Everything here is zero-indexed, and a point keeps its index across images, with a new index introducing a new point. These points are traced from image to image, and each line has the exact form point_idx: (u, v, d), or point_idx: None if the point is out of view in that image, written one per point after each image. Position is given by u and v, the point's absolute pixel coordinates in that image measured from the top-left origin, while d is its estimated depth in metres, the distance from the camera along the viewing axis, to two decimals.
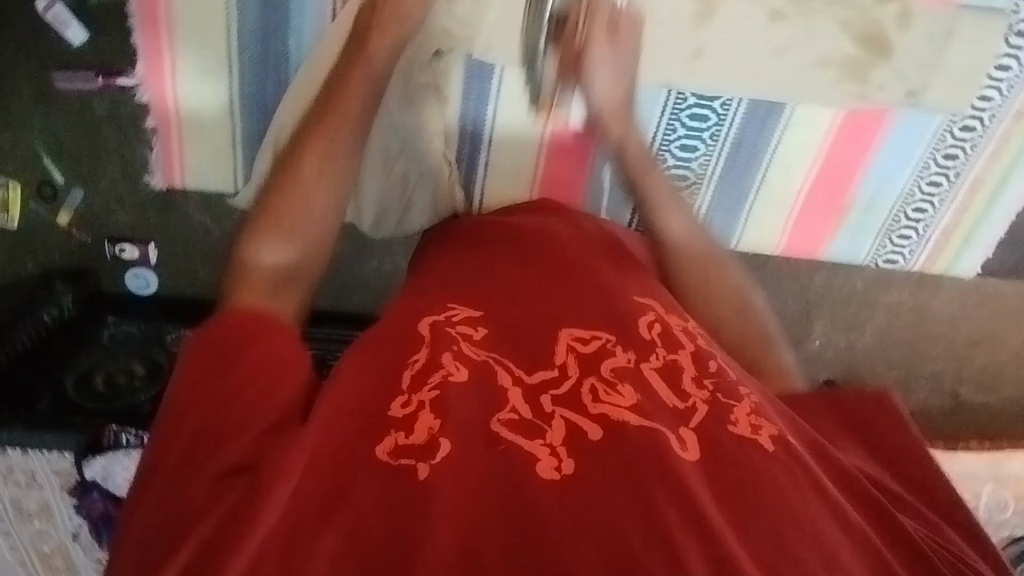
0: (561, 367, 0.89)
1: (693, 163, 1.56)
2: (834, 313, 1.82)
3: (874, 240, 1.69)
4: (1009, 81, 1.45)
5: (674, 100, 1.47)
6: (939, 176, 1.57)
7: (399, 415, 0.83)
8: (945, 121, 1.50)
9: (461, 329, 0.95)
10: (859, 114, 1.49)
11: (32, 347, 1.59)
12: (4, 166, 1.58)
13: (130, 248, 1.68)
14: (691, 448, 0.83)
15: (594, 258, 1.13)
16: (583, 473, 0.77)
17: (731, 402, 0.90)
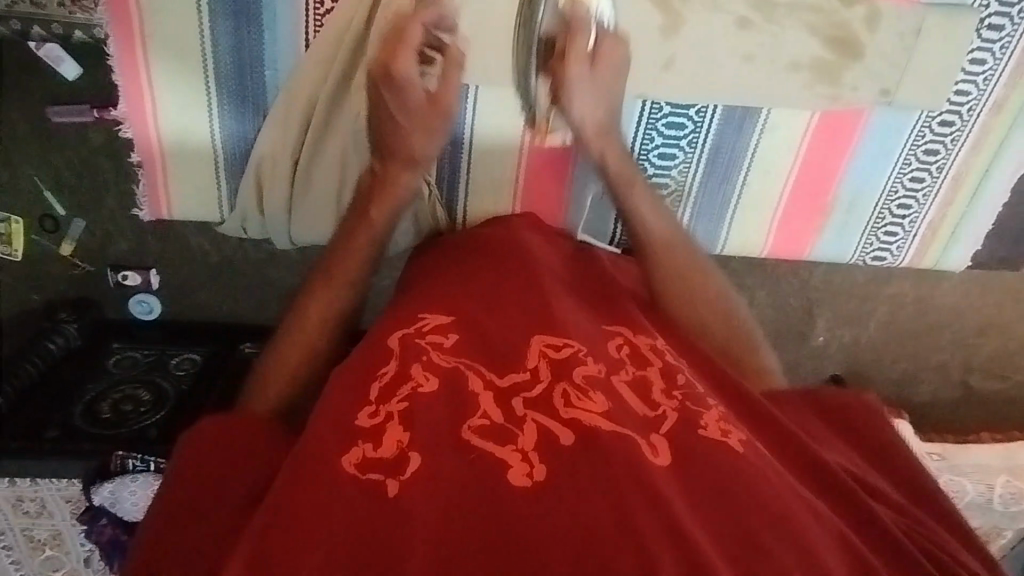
0: (534, 372, 1.08)
1: (672, 172, 1.57)
2: (835, 308, 1.82)
3: (861, 239, 1.66)
4: (987, 73, 1.44)
5: (649, 111, 1.48)
6: (921, 173, 1.56)
7: (368, 424, 1.00)
8: (924, 117, 1.48)
9: (434, 338, 1.14)
10: (836, 115, 1.48)
11: (40, 376, 1.65)
12: (6, 202, 1.60)
13: (133, 275, 1.72)
14: (659, 454, 0.97)
15: (562, 287, 1.31)
16: (554, 474, 0.91)
17: (698, 409, 1.07)
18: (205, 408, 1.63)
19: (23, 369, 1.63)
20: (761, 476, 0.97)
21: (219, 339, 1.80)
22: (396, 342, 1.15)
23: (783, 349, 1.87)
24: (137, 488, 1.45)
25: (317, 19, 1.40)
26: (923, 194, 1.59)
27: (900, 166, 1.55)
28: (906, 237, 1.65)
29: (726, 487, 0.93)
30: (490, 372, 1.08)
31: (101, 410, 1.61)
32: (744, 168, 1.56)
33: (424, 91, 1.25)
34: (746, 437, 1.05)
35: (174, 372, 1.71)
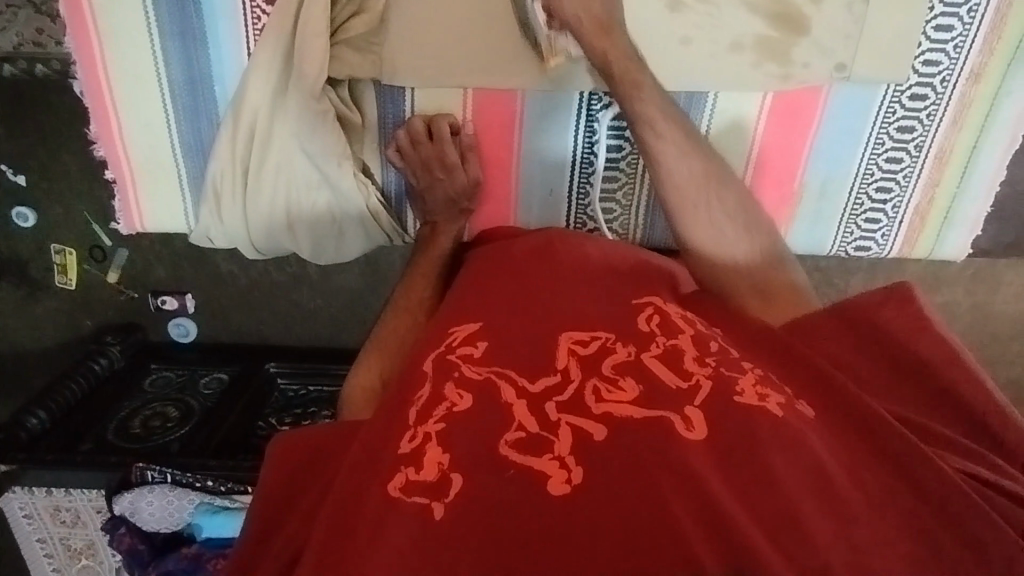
0: (560, 373, 0.69)
1: (618, 185, 0.96)
2: (951, 322, 1.23)
3: (837, 228, 0.97)
4: (972, 2, 0.82)
5: (585, 100, 0.90)
6: (893, 155, 0.91)
7: (407, 449, 0.63)
8: (890, 91, 0.87)
9: (458, 350, 0.72)
10: (793, 94, 0.87)
11: (80, 400, 1.25)
12: (57, 231, 1.21)
13: (171, 300, 1.29)
14: (698, 424, 0.63)
15: (586, 273, 0.81)
16: (600, 478, 0.59)
17: (732, 373, 0.68)
18: (223, 427, 1.22)
19: (63, 389, 1.23)
20: (820, 452, 0.62)
21: (250, 355, 1.34)
22: (430, 364, 0.72)
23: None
24: (156, 500, 1.08)
25: None
26: (896, 198, 0.94)
27: (856, 191, 0.94)
28: (889, 231, 0.97)
29: (809, 465, 0.61)
30: (518, 375, 0.69)
31: (130, 426, 1.23)
32: (703, 126, 0.91)
33: (458, 151, 0.89)
34: (789, 398, 0.68)
35: (202, 390, 1.29)
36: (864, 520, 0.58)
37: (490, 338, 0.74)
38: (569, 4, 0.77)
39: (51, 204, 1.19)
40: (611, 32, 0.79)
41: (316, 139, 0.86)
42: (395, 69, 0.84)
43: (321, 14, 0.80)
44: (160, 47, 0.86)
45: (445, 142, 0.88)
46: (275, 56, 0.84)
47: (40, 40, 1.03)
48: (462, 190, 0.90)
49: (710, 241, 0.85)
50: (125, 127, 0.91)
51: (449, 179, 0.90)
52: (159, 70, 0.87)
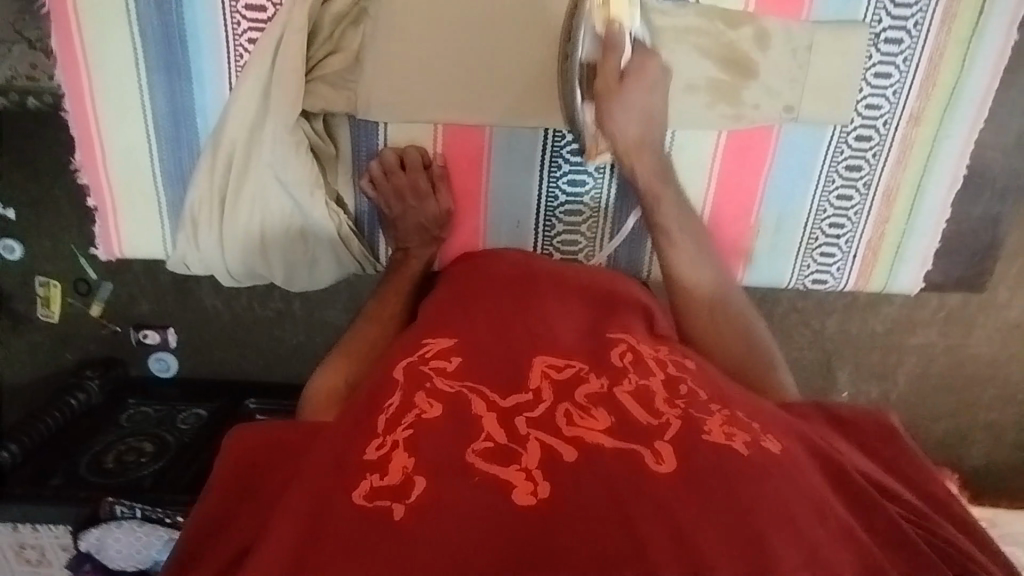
0: (533, 392, 0.63)
1: (583, 218, 0.99)
2: (925, 360, 1.26)
3: (795, 262, 1.00)
4: (906, 53, 0.88)
5: (549, 137, 0.94)
6: (844, 192, 0.96)
7: (373, 457, 0.58)
8: (837, 131, 0.92)
9: (432, 363, 0.68)
10: (743, 139, 0.93)
11: (53, 433, 1.22)
12: (45, 264, 1.23)
13: (152, 334, 1.29)
14: (668, 457, 0.56)
15: (567, 305, 0.79)
16: (569, 499, 0.53)
17: (701, 414, 0.61)
18: (196, 465, 1.18)
19: (38, 420, 1.20)
20: (786, 490, 0.55)
21: (230, 391, 1.32)
22: (403, 371, 0.67)
23: (912, 422, 1.31)
24: (123, 536, 1.04)
25: (238, 53, 0.89)
26: (849, 233, 0.98)
27: (810, 225, 0.98)
28: (844, 264, 1.00)
29: (776, 504, 0.53)
30: (490, 390, 0.64)
31: (102, 460, 1.19)
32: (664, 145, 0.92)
33: (426, 178, 0.93)
34: (759, 436, 0.60)
35: (179, 425, 1.25)
36: (826, 555, 0.51)
37: (467, 354, 0.69)
38: (620, 122, 0.83)
39: (40, 239, 1.21)
40: (642, 147, 0.85)
41: (290, 167, 0.90)
42: (369, 104, 0.89)
43: (297, 52, 0.85)
44: (145, 81, 0.91)
45: (417, 172, 0.92)
46: (254, 90, 0.88)
47: (32, 74, 1.05)
48: (433, 218, 0.94)
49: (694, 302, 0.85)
50: (108, 158, 0.95)
51: (421, 207, 0.94)
52: (144, 102, 0.92)
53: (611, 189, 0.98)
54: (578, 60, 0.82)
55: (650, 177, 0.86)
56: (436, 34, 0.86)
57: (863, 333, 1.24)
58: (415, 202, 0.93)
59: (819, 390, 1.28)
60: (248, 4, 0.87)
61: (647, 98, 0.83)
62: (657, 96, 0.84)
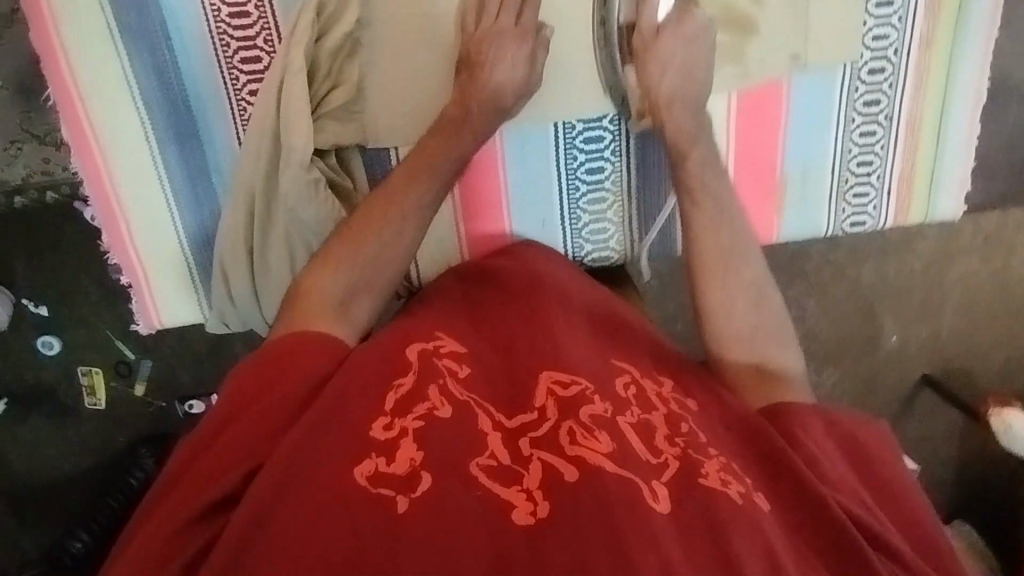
0: (537, 411, 0.63)
1: (608, 204, 0.96)
2: (973, 291, 1.23)
3: (829, 209, 0.98)
4: None
5: (560, 130, 0.92)
6: (866, 129, 0.93)
7: (380, 436, 0.59)
8: (848, 70, 0.90)
9: (444, 361, 0.68)
10: (755, 93, 0.91)
11: (119, 517, 1.20)
12: (84, 351, 1.23)
13: (199, 403, 1.27)
14: (663, 498, 0.57)
15: (577, 311, 0.80)
16: (567, 514, 0.53)
17: (699, 456, 0.62)
18: None
19: (103, 506, 1.21)
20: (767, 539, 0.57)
21: None
22: (415, 358, 0.67)
23: (970, 353, 1.26)
24: None
25: (241, 105, 0.90)
26: (879, 168, 0.96)
27: (838, 169, 0.96)
28: (880, 203, 0.98)
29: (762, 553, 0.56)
30: (494, 410, 0.63)
31: None
32: None
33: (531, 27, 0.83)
34: (750, 488, 0.62)
35: None
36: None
37: (476, 364, 0.69)
38: (652, 70, 0.82)
39: (76, 328, 1.21)
40: (674, 101, 0.82)
41: (311, 204, 0.88)
42: (377, 131, 0.89)
43: (300, 92, 0.84)
44: (157, 150, 0.92)
45: (523, 24, 0.83)
46: (263, 138, 0.88)
47: (47, 168, 1.08)
48: (510, 77, 0.82)
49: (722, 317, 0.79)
50: (131, 228, 0.96)
51: (505, 63, 0.81)
52: (159, 170, 0.93)
53: (630, 172, 0.95)
54: (615, 25, 0.86)
55: (684, 128, 0.82)
56: (431, 51, 0.86)
57: (901, 271, 1.21)
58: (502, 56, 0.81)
59: (869, 337, 1.25)
60: (243, 58, 0.88)
61: (678, 50, 0.82)
62: (698, 56, 0.83)
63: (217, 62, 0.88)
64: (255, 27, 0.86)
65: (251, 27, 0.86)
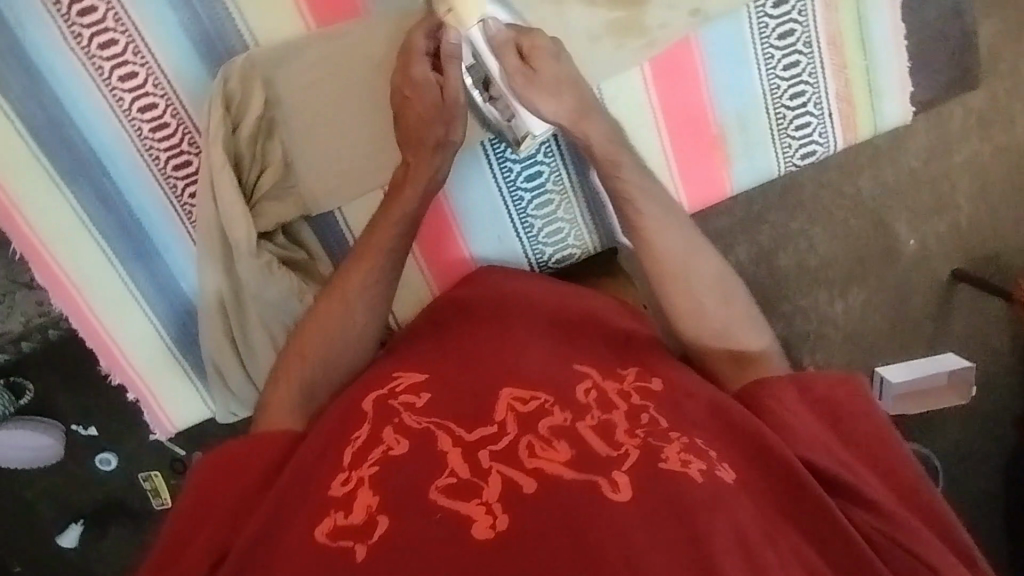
0: (497, 425, 0.63)
1: (555, 205, 0.96)
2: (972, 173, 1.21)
3: (775, 149, 0.96)
4: None
5: (489, 147, 0.93)
6: (789, 60, 0.92)
7: (339, 492, 0.61)
8: (752, 9, 0.89)
9: (401, 398, 0.69)
10: (669, 56, 0.90)
11: None
12: (140, 457, 1.27)
13: None
14: (624, 487, 0.59)
15: (533, 323, 0.81)
16: (525, 526, 0.55)
17: (660, 442, 0.64)
18: None
19: None
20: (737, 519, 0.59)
21: None
22: (371, 407, 0.69)
23: (998, 237, 1.24)
24: None
25: (187, 207, 0.93)
26: (813, 95, 0.94)
27: (772, 107, 0.94)
28: (824, 127, 0.95)
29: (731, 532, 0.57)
30: (455, 427, 0.64)
31: None
32: (597, 101, 0.91)
33: (426, 63, 0.82)
34: (713, 462, 0.64)
35: None
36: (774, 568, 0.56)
37: (435, 391, 0.70)
38: (536, 96, 0.80)
39: (126, 437, 1.25)
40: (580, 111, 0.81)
41: (272, 285, 0.91)
42: (316, 197, 0.91)
43: (229, 186, 0.86)
44: (124, 271, 0.96)
45: (414, 53, 0.81)
46: (213, 237, 0.92)
47: (45, 308, 1.13)
48: (438, 100, 0.81)
49: (690, 314, 0.80)
50: (124, 348, 1.00)
51: (422, 92, 0.82)
52: (131, 289, 0.97)
53: (569, 170, 0.96)
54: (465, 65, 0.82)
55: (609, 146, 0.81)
56: (341, 110, 0.88)
57: (903, 171, 1.20)
58: (420, 90, 0.82)
59: (884, 249, 1.22)
60: (175, 165, 0.91)
61: (557, 66, 0.80)
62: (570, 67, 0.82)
63: (153, 175, 0.91)
64: (177, 134, 0.89)
65: (173, 135, 0.89)
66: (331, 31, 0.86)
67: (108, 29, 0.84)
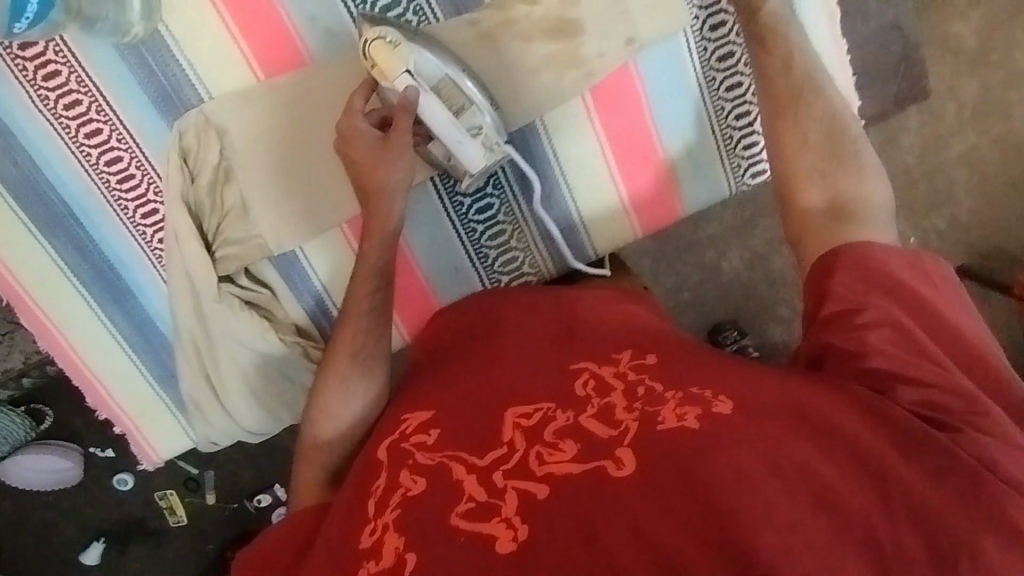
0: (506, 445, 0.63)
1: (508, 235, 0.99)
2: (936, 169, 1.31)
3: (724, 169, 0.99)
4: None
5: (439, 183, 0.94)
6: (731, 82, 0.95)
7: (367, 543, 0.60)
8: (689, 34, 0.92)
9: (411, 439, 0.69)
10: (609, 84, 0.92)
11: None
12: (153, 478, 1.34)
13: (266, 496, 1.33)
14: (627, 460, 0.59)
15: (531, 321, 0.82)
16: (544, 535, 0.56)
17: (654, 406, 0.64)
18: None
19: None
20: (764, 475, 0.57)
21: None
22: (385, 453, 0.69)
23: (999, 228, 1.33)
24: None
25: (157, 250, 0.98)
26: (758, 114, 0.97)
27: (719, 127, 0.97)
28: None
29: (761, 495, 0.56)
30: (465, 452, 0.64)
31: None
32: (540, 133, 0.93)
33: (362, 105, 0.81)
34: (709, 403, 0.63)
35: None
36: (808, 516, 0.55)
37: (442, 421, 0.70)
38: (464, 148, 0.82)
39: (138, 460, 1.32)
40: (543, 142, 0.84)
41: (239, 326, 0.97)
42: (279, 238, 0.95)
43: (188, 232, 0.93)
44: (103, 314, 1.00)
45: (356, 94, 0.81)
46: (181, 277, 0.96)
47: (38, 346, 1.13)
48: (375, 145, 0.80)
49: (805, 160, 0.83)
50: (108, 386, 1.04)
51: (359, 131, 0.80)
52: (110, 330, 1.01)
53: (521, 201, 0.97)
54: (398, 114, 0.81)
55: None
56: (293, 155, 0.92)
57: (898, 168, 1.30)
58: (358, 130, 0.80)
59: None
60: (143, 214, 0.95)
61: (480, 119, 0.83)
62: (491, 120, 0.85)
63: (123, 223, 0.96)
64: (142, 185, 0.94)
65: (139, 186, 0.94)
66: (280, 82, 0.90)
67: (72, 91, 0.88)
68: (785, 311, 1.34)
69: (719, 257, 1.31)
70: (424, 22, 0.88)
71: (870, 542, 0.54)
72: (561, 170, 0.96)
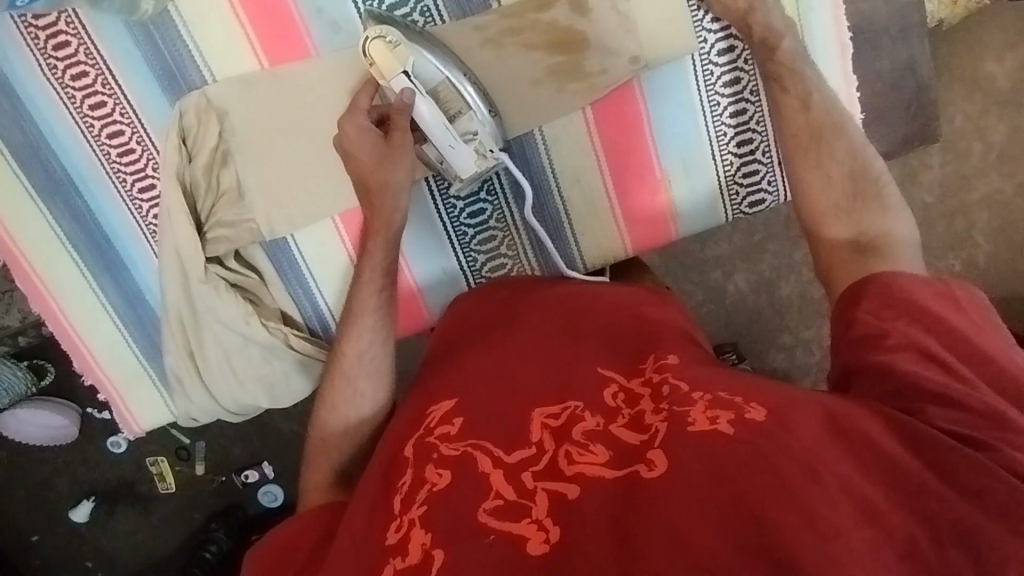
0: (534, 445, 0.62)
1: (499, 241, 0.98)
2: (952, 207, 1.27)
3: (721, 196, 0.98)
4: None
5: (433, 184, 0.94)
6: (736, 109, 0.94)
7: (393, 539, 0.59)
8: (697, 58, 0.91)
9: (436, 431, 0.68)
10: (612, 100, 0.92)
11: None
12: (144, 444, 1.35)
13: (253, 472, 1.34)
14: (658, 462, 0.57)
15: (559, 316, 0.80)
16: (577, 536, 0.54)
17: (683, 407, 0.61)
18: None
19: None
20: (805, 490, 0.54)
21: None
22: (411, 450, 0.67)
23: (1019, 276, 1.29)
24: None
25: (151, 224, 0.99)
26: (762, 143, 0.96)
27: (721, 153, 0.96)
28: (773, 175, 0.97)
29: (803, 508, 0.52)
30: (491, 446, 0.63)
31: None
32: (539, 143, 0.93)
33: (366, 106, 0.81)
34: (744, 407, 0.60)
35: None
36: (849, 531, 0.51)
37: (465, 414, 0.69)
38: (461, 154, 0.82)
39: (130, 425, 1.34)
40: None
41: (222, 311, 0.98)
42: (271, 223, 0.96)
43: (180, 213, 0.94)
44: (95, 282, 1.01)
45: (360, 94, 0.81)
46: (171, 255, 0.97)
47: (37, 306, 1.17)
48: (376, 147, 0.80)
49: (825, 191, 0.82)
50: (94, 354, 1.05)
51: (359, 130, 0.80)
52: (101, 299, 1.02)
53: (514, 208, 0.97)
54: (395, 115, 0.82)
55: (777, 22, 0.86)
56: (291, 144, 0.93)
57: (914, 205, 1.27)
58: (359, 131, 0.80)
59: None
60: (140, 188, 0.97)
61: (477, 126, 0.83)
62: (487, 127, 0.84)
63: (120, 195, 0.97)
64: (142, 159, 0.95)
65: (139, 160, 0.95)
66: (283, 72, 0.91)
67: (80, 62, 0.90)
68: (790, 339, 1.31)
69: (725, 278, 1.29)
70: (430, 23, 0.87)
71: (906, 559, 0.51)
72: (556, 180, 0.95)
